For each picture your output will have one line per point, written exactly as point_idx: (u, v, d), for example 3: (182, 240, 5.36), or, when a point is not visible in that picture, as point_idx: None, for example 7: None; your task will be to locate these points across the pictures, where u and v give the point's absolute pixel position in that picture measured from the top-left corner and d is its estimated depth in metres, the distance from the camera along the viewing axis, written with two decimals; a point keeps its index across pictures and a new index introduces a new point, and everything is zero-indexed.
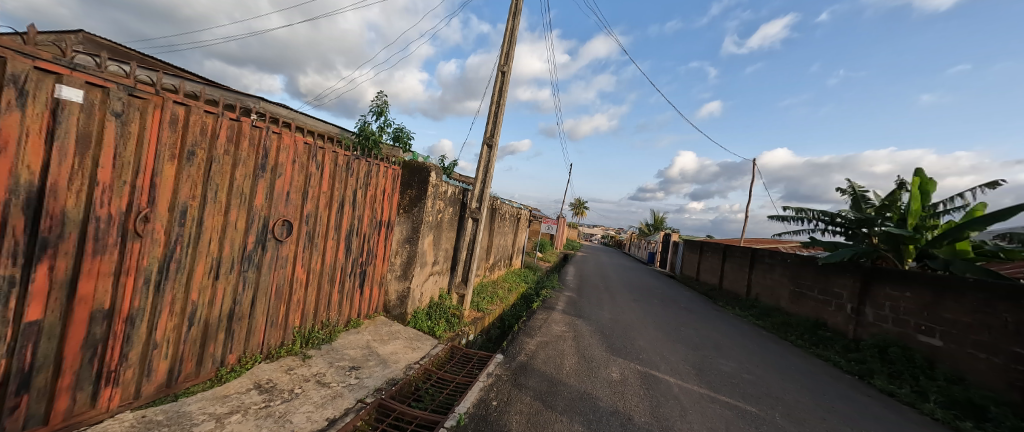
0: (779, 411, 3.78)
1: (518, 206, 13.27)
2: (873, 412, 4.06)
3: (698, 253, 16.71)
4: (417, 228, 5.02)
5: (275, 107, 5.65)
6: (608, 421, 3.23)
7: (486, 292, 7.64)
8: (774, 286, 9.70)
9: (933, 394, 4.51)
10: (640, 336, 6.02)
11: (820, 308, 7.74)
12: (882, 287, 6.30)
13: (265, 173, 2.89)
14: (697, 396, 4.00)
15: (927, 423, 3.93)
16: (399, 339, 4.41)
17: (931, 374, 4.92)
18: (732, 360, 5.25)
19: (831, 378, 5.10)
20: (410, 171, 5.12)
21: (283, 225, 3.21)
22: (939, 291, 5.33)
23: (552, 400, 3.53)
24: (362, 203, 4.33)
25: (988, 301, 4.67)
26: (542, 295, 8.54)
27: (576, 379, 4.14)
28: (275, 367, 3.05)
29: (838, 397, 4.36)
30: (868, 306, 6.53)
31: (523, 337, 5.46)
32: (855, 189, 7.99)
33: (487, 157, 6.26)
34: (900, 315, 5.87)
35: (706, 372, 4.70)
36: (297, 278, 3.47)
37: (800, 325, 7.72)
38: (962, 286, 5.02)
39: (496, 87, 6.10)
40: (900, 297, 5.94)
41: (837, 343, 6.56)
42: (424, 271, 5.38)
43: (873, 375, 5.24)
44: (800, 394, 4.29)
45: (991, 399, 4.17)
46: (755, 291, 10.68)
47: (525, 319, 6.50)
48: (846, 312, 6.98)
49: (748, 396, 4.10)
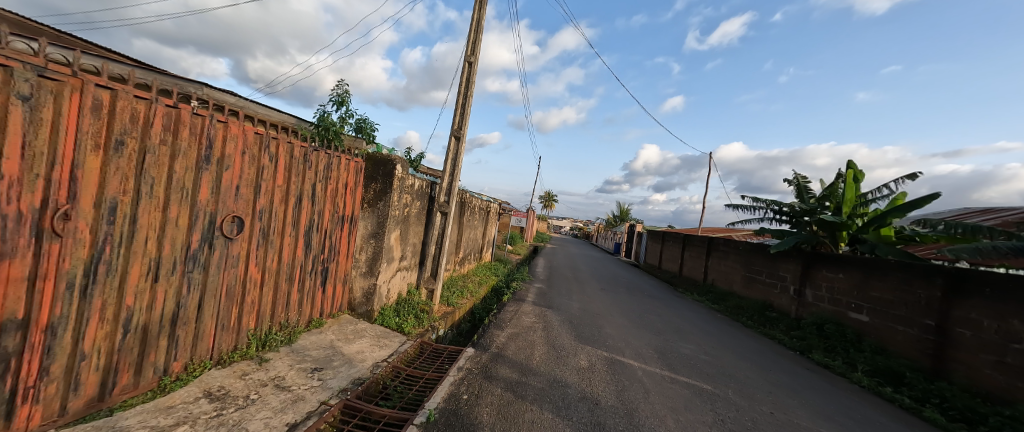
0: (731, 387, 4.07)
1: (488, 199, 13.19)
2: (813, 384, 4.46)
3: (659, 242, 17.54)
4: (383, 222, 4.85)
5: (221, 94, 5.22)
6: (578, 407, 3.32)
7: (456, 286, 7.56)
8: (728, 271, 10.36)
9: (861, 364, 5.03)
10: (607, 324, 6.22)
11: (767, 290, 8.38)
12: (820, 270, 6.91)
13: (210, 165, 2.66)
14: (659, 377, 4.22)
15: (856, 391, 4.39)
16: (366, 338, 4.26)
17: (860, 346, 5.49)
18: (691, 343, 5.57)
19: (778, 355, 5.56)
20: (374, 164, 4.92)
21: (233, 222, 2.99)
22: (866, 271, 5.93)
23: (522, 391, 3.57)
24: (321, 197, 4.11)
25: (906, 279, 5.24)
26: (512, 287, 8.60)
27: (546, 368, 4.24)
28: (227, 373, 2.85)
29: (783, 372, 4.76)
30: (808, 288, 7.16)
31: (493, 330, 5.48)
32: (798, 180, 8.64)
33: (455, 148, 6.13)
34: (835, 295, 6.48)
35: (667, 355, 4.96)
36: (250, 277, 3.25)
37: (750, 307, 8.32)
38: (886, 267, 5.59)
39: (463, 78, 5.97)
40: (835, 278, 6.56)
41: (782, 322, 7.15)
42: (391, 267, 5.23)
43: (812, 350, 5.77)
44: (751, 371, 4.63)
45: (907, 366, 4.72)
46: (712, 277, 11.34)
47: (496, 311, 6.52)
48: (790, 293, 7.61)
49: (704, 375, 4.37)
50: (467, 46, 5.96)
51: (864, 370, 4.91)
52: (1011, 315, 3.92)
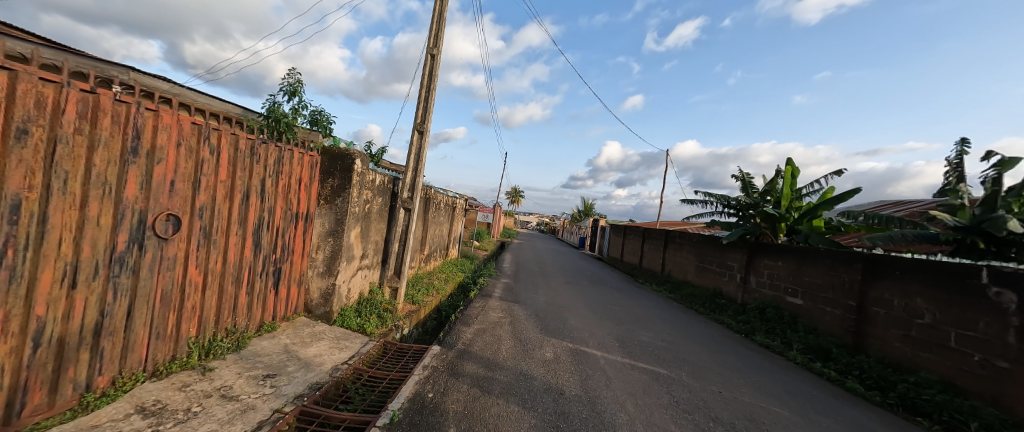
0: (685, 371, 4.34)
1: (454, 195, 13.01)
2: (756, 364, 4.87)
3: (621, 236, 18.25)
4: (341, 219, 4.64)
5: (152, 80, 4.72)
6: (542, 398, 3.40)
7: (421, 283, 7.41)
8: (683, 262, 11.00)
9: (795, 343, 5.56)
10: (572, 316, 6.40)
11: (717, 279, 9.01)
12: (762, 259, 7.52)
13: (138, 158, 2.40)
14: (620, 365, 4.41)
15: (792, 367, 4.84)
16: (324, 340, 4.08)
17: (794, 327, 6.06)
18: (650, 331, 5.87)
19: (726, 338, 5.99)
20: (331, 158, 4.69)
21: (168, 220, 2.72)
22: (801, 259, 6.54)
23: (488, 386, 3.59)
24: (271, 193, 3.86)
25: (833, 265, 5.83)
26: (479, 283, 8.59)
27: (512, 362, 4.29)
28: (163, 386, 2.61)
29: (730, 354, 5.15)
30: (752, 275, 7.77)
31: (460, 326, 5.45)
32: (744, 176, 9.31)
33: (419, 143, 5.98)
34: (774, 281, 7.09)
35: (628, 343, 5.19)
36: (189, 280, 2.99)
37: (702, 294, 8.89)
38: (816, 254, 6.19)
39: (425, 71, 5.82)
40: (774, 266, 7.17)
41: (730, 308, 7.71)
42: (351, 266, 5.02)
43: (755, 332, 6.29)
44: (703, 355, 4.97)
45: (833, 342, 5.28)
46: (669, 267, 11.99)
47: (462, 308, 6.48)
48: (737, 281, 8.22)
49: (661, 360, 4.63)
50: (429, 37, 5.81)
51: (798, 348, 5.43)
52: (915, 293, 4.45)
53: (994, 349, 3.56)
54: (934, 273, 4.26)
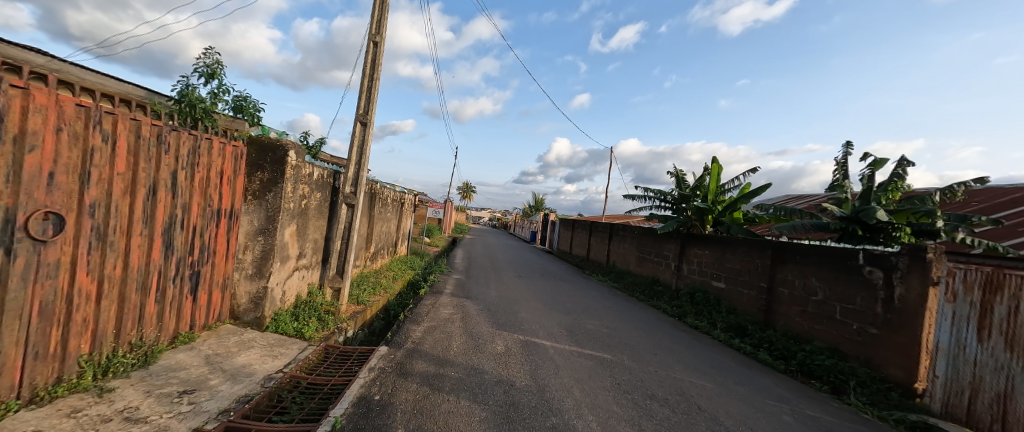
0: (627, 354, 4.65)
1: (403, 190, 12.54)
2: (686, 343, 5.36)
3: (570, 230, 18.95)
4: (273, 217, 4.26)
5: (18, 50, 3.91)
6: (493, 391, 3.44)
7: (367, 282, 7.07)
8: (626, 252, 11.73)
9: (719, 323, 6.21)
10: (522, 308, 6.53)
11: (655, 267, 9.74)
12: (692, 248, 8.26)
13: (3, 145, 1.98)
14: (568, 353, 4.60)
15: (716, 345, 5.41)
16: (254, 348, 3.74)
17: (718, 308, 6.77)
18: (596, 319, 6.19)
19: (662, 322, 6.52)
20: (258, 149, 4.27)
21: (47, 219, 2.29)
22: (724, 247, 7.28)
23: (438, 383, 3.54)
24: (186, 188, 3.43)
25: (748, 252, 6.58)
26: (429, 280, 8.41)
27: (463, 358, 4.27)
28: (46, 413, 2.20)
29: (666, 336, 5.61)
30: (684, 263, 8.51)
31: (408, 325, 5.30)
32: (678, 173, 10.11)
33: (361, 135, 5.66)
34: (702, 267, 7.83)
35: (575, 332, 5.43)
36: (78, 289, 2.55)
37: (642, 282, 9.57)
38: (736, 243, 6.94)
39: (368, 58, 5.51)
40: (702, 254, 7.91)
41: (665, 294, 8.40)
42: (286, 267, 4.64)
43: (687, 315, 6.92)
44: (642, 338, 5.36)
45: (749, 320, 5.98)
46: (613, 258, 12.71)
47: (411, 306, 6.31)
48: (672, 269, 8.96)
49: (605, 346, 4.91)
50: (371, 23, 5.50)
51: (721, 327, 6.07)
52: (811, 274, 5.16)
53: (866, 317, 4.25)
54: (825, 256, 4.98)
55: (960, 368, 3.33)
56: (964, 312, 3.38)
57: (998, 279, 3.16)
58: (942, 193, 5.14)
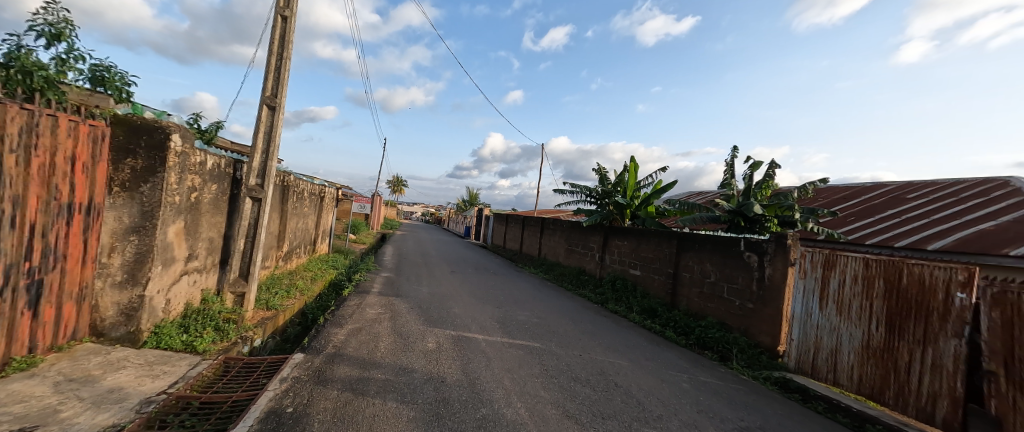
0: (554, 341, 4.89)
1: (323, 183, 11.49)
2: (607, 327, 5.84)
3: (504, 224, 19.26)
4: (151, 212, 3.59)
5: None
6: (422, 389, 3.36)
7: (279, 285, 6.37)
8: (556, 245, 12.31)
9: (635, 306, 6.86)
10: (455, 304, 6.47)
11: (582, 258, 10.39)
12: (614, 239, 8.97)
13: None
14: (499, 344, 4.69)
15: (631, 326, 5.97)
16: (127, 369, 3.12)
17: (634, 293, 7.48)
18: (526, 310, 6.40)
19: (587, 309, 7.00)
20: (129, 131, 3.55)
21: None
22: (639, 238, 8.04)
23: (362, 387, 3.34)
24: (18, 176, 2.65)
25: (658, 242, 7.35)
26: (354, 279, 7.88)
27: (390, 358, 4.10)
28: None
29: (590, 322, 6.04)
30: (607, 253, 9.20)
31: (329, 328, 4.92)
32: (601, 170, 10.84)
33: (269, 120, 5.05)
34: (621, 257, 8.56)
35: (507, 324, 5.55)
36: None
37: (570, 273, 10.15)
38: (649, 234, 7.70)
39: (275, 34, 4.90)
40: (622, 245, 8.63)
41: (590, 282, 9.02)
42: (171, 271, 3.96)
43: (608, 301, 7.52)
44: (569, 325, 5.69)
45: (659, 302, 6.71)
46: (544, 251, 13.25)
47: (333, 308, 5.86)
48: (596, 259, 9.64)
49: (535, 335, 5.11)
50: None
51: (636, 310, 6.72)
52: (706, 260, 5.96)
53: (745, 294, 5.04)
54: (716, 244, 5.77)
55: (807, 331, 4.13)
56: (810, 286, 4.20)
57: (833, 259, 4.00)
58: (799, 190, 6.29)
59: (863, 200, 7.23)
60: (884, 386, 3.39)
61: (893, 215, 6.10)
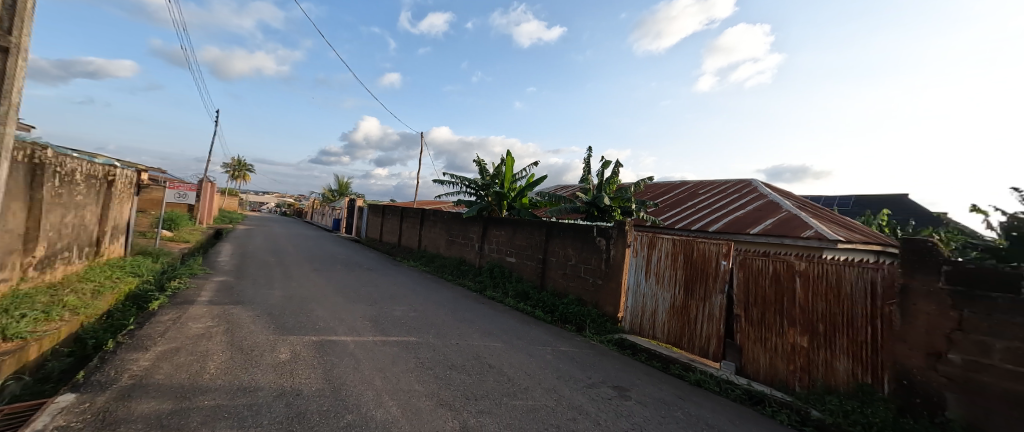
0: (431, 333, 4.82)
1: (114, 163, 8.50)
2: (484, 313, 6.07)
3: (380, 216, 17.92)
4: None
5: None
6: (269, 408, 2.85)
7: (31, 304, 4.46)
8: (436, 237, 12.13)
9: (510, 291, 7.34)
10: (317, 306, 5.71)
11: (462, 249, 10.53)
12: (491, 229, 9.35)
13: None
14: (370, 344, 4.35)
15: (506, 310, 6.36)
16: None
17: (510, 279, 7.99)
18: (402, 305, 6.12)
19: (466, 298, 7.14)
20: None
21: None
22: (514, 227, 8.54)
23: (178, 422, 2.63)
24: None
25: (530, 231, 7.96)
26: (170, 288, 6.13)
27: (224, 379, 3.35)
28: None
29: (468, 310, 6.17)
30: (485, 243, 9.56)
31: (126, 354, 3.71)
32: (480, 162, 11.08)
33: None
34: (498, 246, 9.00)
35: (379, 321, 5.20)
36: None
37: (450, 264, 10.18)
38: (522, 224, 8.26)
39: None
40: (498, 234, 9.06)
41: (470, 272, 9.24)
42: None
43: (486, 289, 7.85)
44: (446, 316, 5.69)
45: (530, 286, 7.33)
46: (424, 243, 12.91)
47: (134, 327, 4.44)
48: (475, 249, 9.91)
49: (411, 329, 4.93)
50: None
51: (511, 295, 7.20)
52: (568, 245, 6.75)
53: (597, 272, 5.93)
54: (575, 231, 6.58)
55: (637, 299, 5.14)
56: (639, 263, 5.21)
57: (653, 241, 5.05)
58: (635, 186, 7.70)
59: (676, 194, 9.31)
60: (681, 334, 4.50)
61: (693, 205, 8.02)
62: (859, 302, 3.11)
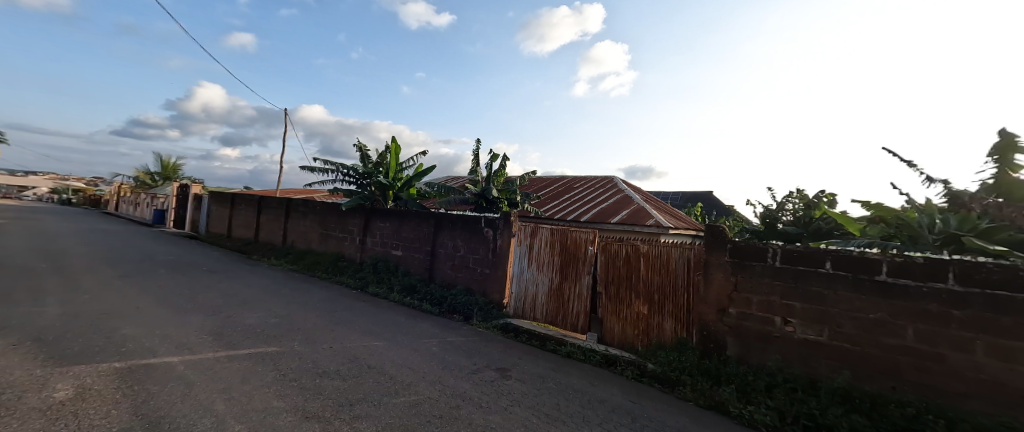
0: (298, 340, 4.21)
1: None
2: (365, 311, 5.60)
3: (228, 206, 14.66)
4: None
5: None
6: None
7: None
8: (306, 230, 10.60)
9: (395, 286, 6.97)
10: (125, 324, 4.35)
11: (339, 243, 9.47)
12: (374, 221, 8.66)
13: None
14: (209, 362, 3.52)
15: (390, 306, 6.02)
16: None
17: (395, 273, 7.58)
18: (259, 311, 5.17)
19: (343, 297, 6.47)
20: None
21: None
22: (400, 219, 8.05)
23: None
24: None
25: (417, 222, 7.62)
26: None
27: None
28: None
29: (345, 310, 5.60)
30: (367, 237, 8.81)
31: None
32: (361, 148, 10.07)
33: None
34: (383, 239, 8.41)
35: (225, 334, 4.28)
36: None
37: (324, 261, 9.07)
38: (408, 215, 7.85)
39: None
40: (383, 227, 8.45)
41: (349, 268, 8.42)
42: None
43: (368, 285, 7.31)
44: (318, 319, 5.05)
45: (418, 279, 7.08)
46: (290, 238, 11.14)
47: None
48: (356, 243, 9.05)
49: (270, 338, 4.20)
50: None
51: (397, 290, 6.85)
52: (457, 236, 6.73)
53: (484, 262, 6.09)
54: (464, 222, 6.60)
55: (520, 285, 5.52)
56: (523, 251, 5.59)
57: (535, 230, 5.47)
58: (520, 179, 8.16)
59: (555, 188, 10.27)
60: (556, 313, 5.03)
61: (568, 198, 8.97)
62: (681, 274, 3.99)
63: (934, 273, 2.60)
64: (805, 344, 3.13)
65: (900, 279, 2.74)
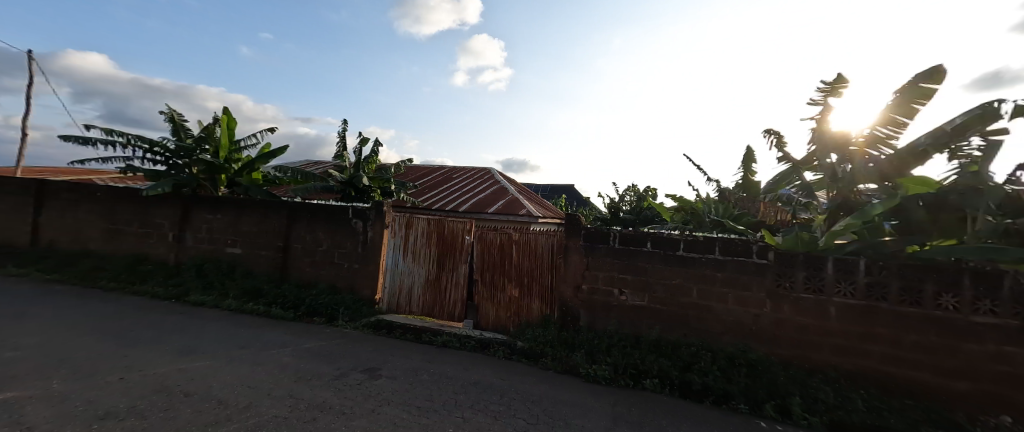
0: (60, 375, 2.99)
1: None
2: (183, 326, 4.39)
3: None
4: None
5: None
6: None
7: None
8: (78, 225, 7.60)
9: (232, 291, 5.68)
10: None
11: (141, 242, 7.14)
12: (198, 212, 6.81)
13: None
14: None
15: (224, 316, 4.88)
16: None
17: (232, 276, 6.17)
18: None
19: (146, 311, 4.91)
20: None
21: None
22: (238, 208, 6.51)
23: None
24: None
25: (263, 213, 6.30)
26: None
27: None
28: None
29: (150, 327, 4.26)
30: (188, 232, 6.89)
31: None
32: (174, 117, 7.71)
33: None
34: (212, 234, 6.71)
35: None
36: None
37: (115, 266, 6.72)
38: (250, 205, 6.41)
39: None
40: (212, 219, 6.72)
41: (158, 274, 6.45)
42: None
43: (189, 293, 5.82)
44: (100, 344, 3.70)
45: (265, 280, 5.93)
46: (47, 237, 7.80)
47: None
48: (168, 240, 6.97)
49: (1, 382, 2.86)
50: None
51: (234, 296, 5.59)
52: (317, 229, 5.88)
53: (352, 256, 5.52)
54: (326, 212, 5.80)
55: (394, 279, 5.24)
56: (398, 242, 5.28)
57: (410, 221, 5.23)
58: (395, 167, 7.66)
59: (433, 177, 10.05)
60: (433, 304, 4.99)
61: (447, 189, 8.87)
62: (546, 258, 4.44)
63: (708, 248, 3.63)
64: (634, 308, 3.91)
65: (691, 253, 3.70)
